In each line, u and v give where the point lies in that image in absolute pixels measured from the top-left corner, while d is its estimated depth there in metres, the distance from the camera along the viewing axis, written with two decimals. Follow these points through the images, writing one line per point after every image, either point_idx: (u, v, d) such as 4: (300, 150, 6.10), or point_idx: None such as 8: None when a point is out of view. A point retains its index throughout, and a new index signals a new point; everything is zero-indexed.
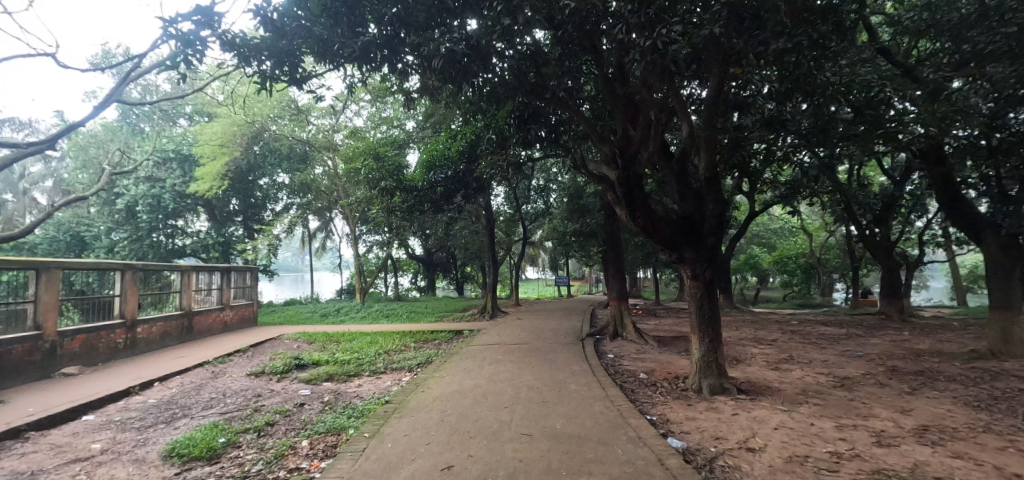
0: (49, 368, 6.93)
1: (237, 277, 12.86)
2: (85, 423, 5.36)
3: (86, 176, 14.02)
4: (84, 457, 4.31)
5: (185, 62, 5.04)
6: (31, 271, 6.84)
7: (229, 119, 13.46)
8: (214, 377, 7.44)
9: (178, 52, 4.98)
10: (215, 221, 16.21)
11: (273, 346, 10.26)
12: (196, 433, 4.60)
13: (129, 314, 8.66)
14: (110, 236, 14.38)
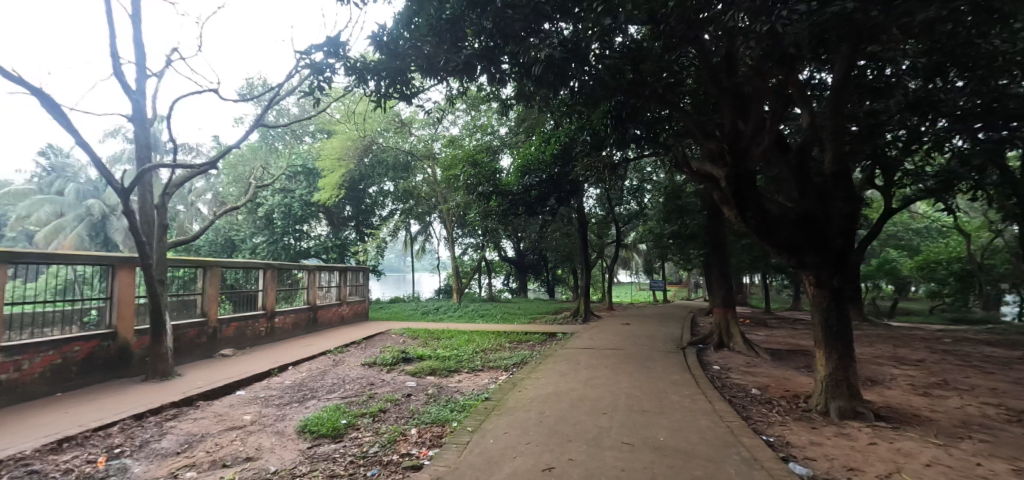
0: (211, 349, 8.24)
1: (352, 276, 14.19)
2: (238, 396, 6.28)
3: (236, 189, 16.46)
4: (238, 426, 5.05)
5: (316, 89, 5.72)
6: (199, 268, 8.23)
7: (345, 134, 14.87)
8: (335, 365, 8.27)
9: (311, 79, 5.64)
10: (334, 226, 18.02)
11: (382, 340, 11.11)
12: (323, 413, 5.17)
13: (269, 306, 9.97)
14: (253, 240, 16.66)
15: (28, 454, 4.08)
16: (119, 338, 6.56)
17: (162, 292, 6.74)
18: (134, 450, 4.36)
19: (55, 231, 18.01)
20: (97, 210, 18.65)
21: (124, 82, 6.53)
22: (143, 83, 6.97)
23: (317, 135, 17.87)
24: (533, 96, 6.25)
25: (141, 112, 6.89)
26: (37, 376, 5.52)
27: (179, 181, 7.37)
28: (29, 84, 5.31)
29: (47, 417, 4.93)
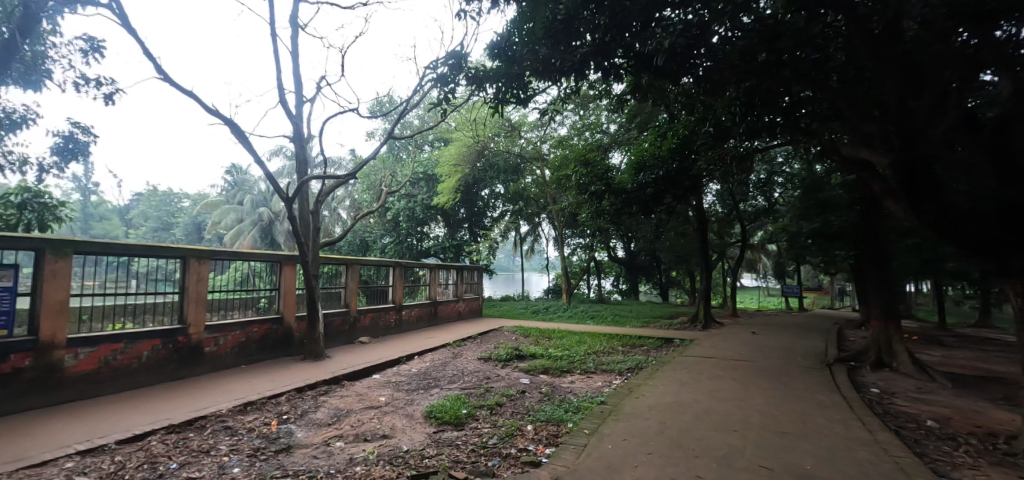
0: (351, 336, 9.29)
1: (468, 274, 14.95)
2: (374, 379, 6.99)
3: (369, 195, 18.35)
4: (375, 406, 5.61)
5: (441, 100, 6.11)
6: (342, 266, 9.30)
7: (461, 141, 15.63)
8: (455, 357, 8.77)
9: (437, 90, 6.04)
10: (450, 227, 19.07)
11: (496, 337, 11.51)
12: (446, 402, 5.51)
13: (398, 300, 10.92)
14: (382, 240, 18.41)
15: (224, 412, 5.02)
16: (284, 322, 7.71)
17: (316, 285, 7.78)
18: (296, 418, 5.09)
19: (237, 233, 21.95)
20: (265, 216, 22.17)
21: (287, 108, 7.66)
22: (301, 107, 8.11)
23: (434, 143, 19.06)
24: (651, 89, 5.98)
25: (299, 132, 8.03)
26: (229, 350, 6.76)
27: (328, 190, 8.44)
28: (222, 115, 6.51)
29: (236, 384, 6.00)
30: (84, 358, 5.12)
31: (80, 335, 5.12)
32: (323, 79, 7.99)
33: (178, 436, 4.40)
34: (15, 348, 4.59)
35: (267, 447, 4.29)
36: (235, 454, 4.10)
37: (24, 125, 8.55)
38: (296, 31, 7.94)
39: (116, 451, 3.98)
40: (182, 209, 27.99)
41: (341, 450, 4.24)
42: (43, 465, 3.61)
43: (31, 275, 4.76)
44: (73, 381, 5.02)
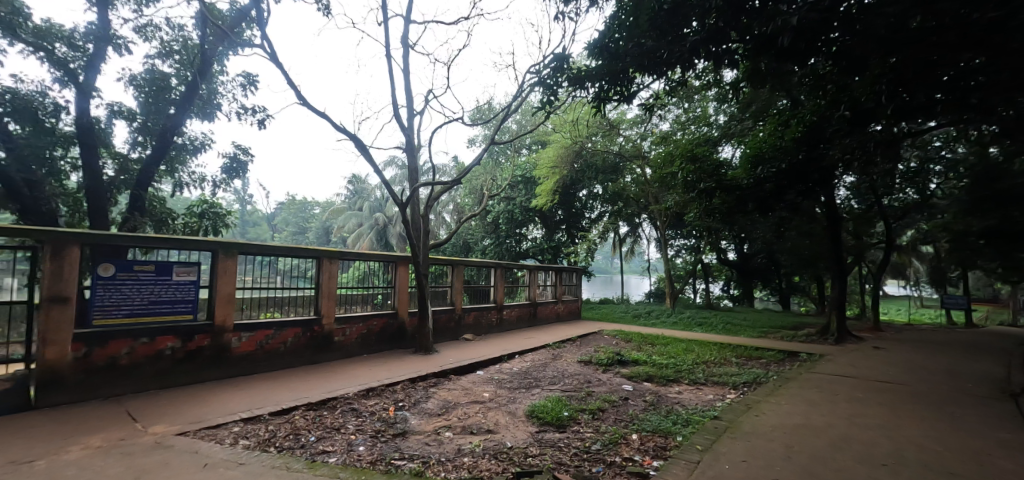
0: (456, 333, 9.77)
1: (567, 276, 14.88)
2: (478, 375, 7.26)
3: (471, 199, 19.13)
4: (480, 401, 5.84)
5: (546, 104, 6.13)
6: (448, 266, 9.83)
7: (559, 142, 15.15)
8: (555, 359, 8.78)
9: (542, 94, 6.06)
10: (547, 229, 18.52)
11: (596, 340, 11.29)
12: (548, 402, 5.54)
13: (499, 300, 11.23)
14: (483, 242, 19.04)
15: (350, 395, 5.59)
16: (400, 317, 8.35)
17: (427, 283, 8.30)
18: (410, 406, 5.48)
19: (359, 236, 24.36)
20: (381, 220, 24.22)
21: (400, 121, 8.30)
22: (412, 120, 8.73)
23: (533, 146, 18.91)
24: (771, 75, 5.45)
25: (410, 142, 8.65)
26: (354, 340, 7.50)
27: (436, 196, 8.96)
28: (347, 130, 7.23)
29: (360, 371, 6.64)
30: (245, 341, 6.04)
31: (242, 321, 6.06)
32: (430, 92, 8.50)
33: (315, 413, 4.99)
34: (197, 329, 5.57)
35: (386, 430, 4.68)
36: (360, 433, 4.54)
37: (203, 149, 10.34)
38: (406, 50, 8.55)
39: (269, 421, 4.63)
40: (313, 215, 31.68)
41: (450, 440, 4.46)
42: (218, 427, 4.32)
43: (208, 269, 5.72)
44: (237, 360, 5.94)
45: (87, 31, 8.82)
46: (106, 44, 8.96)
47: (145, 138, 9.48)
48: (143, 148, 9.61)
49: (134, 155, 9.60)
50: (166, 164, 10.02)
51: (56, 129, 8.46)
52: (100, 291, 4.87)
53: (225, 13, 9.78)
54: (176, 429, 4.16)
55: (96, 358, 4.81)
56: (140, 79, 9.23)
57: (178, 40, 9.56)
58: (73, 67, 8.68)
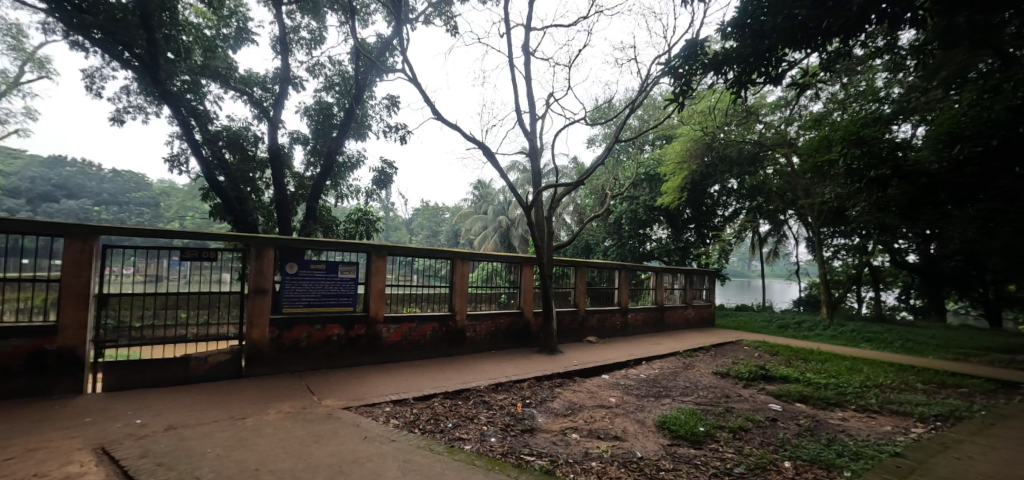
0: (579, 335, 9.74)
1: (698, 279, 13.80)
2: (603, 379, 7.13)
3: (592, 199, 18.83)
4: (606, 406, 5.73)
5: (682, 94, 5.63)
6: (571, 267, 9.82)
7: (688, 135, 14.12)
8: (686, 368, 8.23)
9: (675, 84, 5.60)
10: (674, 229, 17.32)
11: (733, 351, 10.29)
12: (681, 415, 5.20)
13: (623, 303, 10.89)
14: (605, 243, 18.59)
15: (481, 389, 5.90)
16: (525, 316, 8.56)
17: (551, 285, 8.39)
18: (536, 404, 5.60)
19: (484, 238, 25.64)
20: (504, 222, 25.15)
21: (523, 126, 8.54)
22: (534, 125, 8.94)
23: (657, 141, 17.88)
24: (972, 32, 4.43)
25: (533, 147, 8.87)
26: (483, 336, 7.91)
27: (559, 197, 9.00)
28: (474, 139, 7.66)
29: (489, 366, 6.99)
30: (393, 332, 6.76)
31: (390, 314, 6.78)
32: (551, 96, 8.60)
33: (451, 402, 5.38)
34: (356, 319, 6.38)
35: (515, 425, 4.84)
36: (491, 425, 4.76)
37: (359, 166, 11.88)
38: (527, 57, 8.79)
39: (413, 405, 5.12)
40: (444, 219, 34.23)
41: (577, 442, 4.45)
42: (373, 405, 4.91)
43: (364, 267, 6.51)
44: (386, 347, 6.68)
45: (274, 75, 10.75)
46: (287, 84, 10.81)
47: (315, 159, 11.22)
48: (314, 167, 11.39)
49: (308, 174, 11.43)
50: (331, 180, 11.73)
51: (255, 156, 10.46)
52: (287, 284, 5.88)
53: (374, 45, 11.10)
54: (341, 403, 4.82)
55: (284, 340, 5.80)
56: (311, 110, 10.94)
57: (338, 74, 11.10)
58: (265, 105, 10.64)
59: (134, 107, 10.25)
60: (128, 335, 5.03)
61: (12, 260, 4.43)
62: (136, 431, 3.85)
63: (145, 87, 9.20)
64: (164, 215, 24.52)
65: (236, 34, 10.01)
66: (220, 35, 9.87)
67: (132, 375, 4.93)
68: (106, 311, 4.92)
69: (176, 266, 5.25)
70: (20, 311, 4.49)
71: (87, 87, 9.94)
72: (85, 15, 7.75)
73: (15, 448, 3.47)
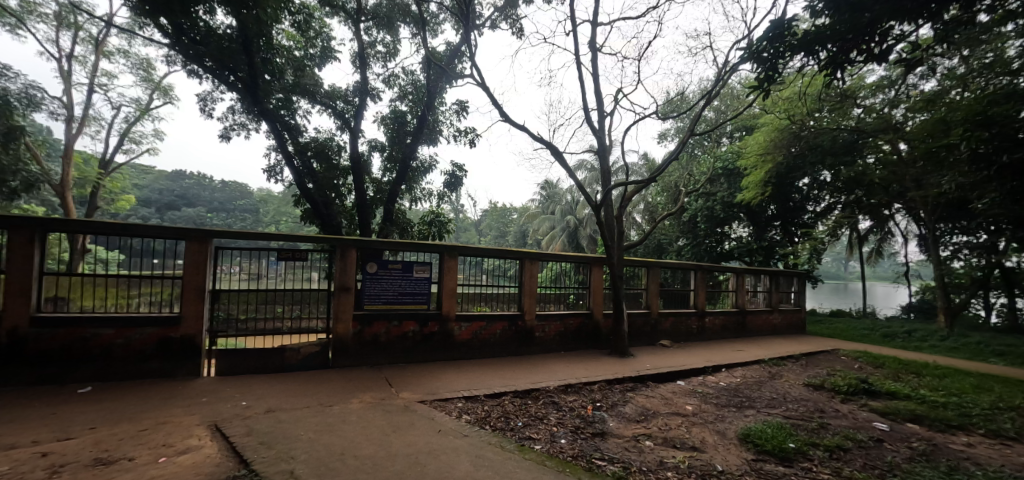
0: (652, 338, 9.38)
1: (785, 282, 12.74)
2: (679, 386, 6.79)
3: (664, 197, 18.06)
4: (682, 414, 5.44)
5: (766, 81, 5.18)
6: (643, 268, 9.47)
7: (771, 124, 13.05)
8: (773, 378, 7.61)
9: (759, 71, 5.16)
10: (757, 227, 16.16)
11: (827, 361, 9.37)
12: (768, 428, 4.81)
13: (701, 306, 10.31)
14: (678, 243, 17.76)
15: (551, 389, 5.85)
16: (595, 317, 8.35)
17: (622, 285, 8.13)
18: (607, 408, 5.45)
19: (552, 238, 25.48)
20: (572, 222, 24.91)
21: (591, 124, 8.38)
22: (602, 122, 8.74)
23: (736, 134, 16.78)
24: None
25: (602, 145, 8.67)
26: (553, 336, 7.85)
27: (630, 195, 8.71)
28: (542, 139, 7.63)
29: (559, 366, 6.93)
30: (464, 330, 6.90)
31: (462, 313, 6.93)
32: (619, 91, 8.34)
33: (521, 401, 5.39)
34: (430, 317, 6.60)
35: (586, 427, 4.74)
36: (562, 427, 4.70)
37: (431, 170, 12.31)
38: (594, 54, 8.61)
39: (484, 402, 5.19)
40: (512, 219, 34.64)
41: (651, 450, 4.26)
42: (447, 401, 5.03)
43: (437, 267, 6.72)
44: (458, 345, 6.85)
45: (355, 88, 11.47)
46: (366, 96, 11.47)
47: (391, 165, 11.85)
48: (390, 172, 12.00)
49: (385, 179, 12.06)
50: (406, 184, 12.28)
51: (339, 164, 11.21)
52: (368, 283, 6.22)
53: (443, 53, 11.45)
54: (417, 396, 5.00)
55: (365, 335, 6.14)
56: (387, 118, 11.53)
57: (410, 83, 11.58)
58: (347, 116, 11.37)
59: (238, 125, 11.38)
60: (235, 326, 5.58)
61: (146, 260, 5.12)
62: (242, 412, 4.25)
63: (247, 106, 10.22)
64: (261, 220, 26.97)
65: (320, 52, 10.79)
66: (308, 55, 10.69)
67: (238, 362, 5.46)
68: (217, 304, 5.49)
69: (274, 265, 5.74)
70: (153, 304, 5.17)
71: (202, 109, 11.19)
72: (198, 45, 8.70)
73: (147, 421, 3.96)
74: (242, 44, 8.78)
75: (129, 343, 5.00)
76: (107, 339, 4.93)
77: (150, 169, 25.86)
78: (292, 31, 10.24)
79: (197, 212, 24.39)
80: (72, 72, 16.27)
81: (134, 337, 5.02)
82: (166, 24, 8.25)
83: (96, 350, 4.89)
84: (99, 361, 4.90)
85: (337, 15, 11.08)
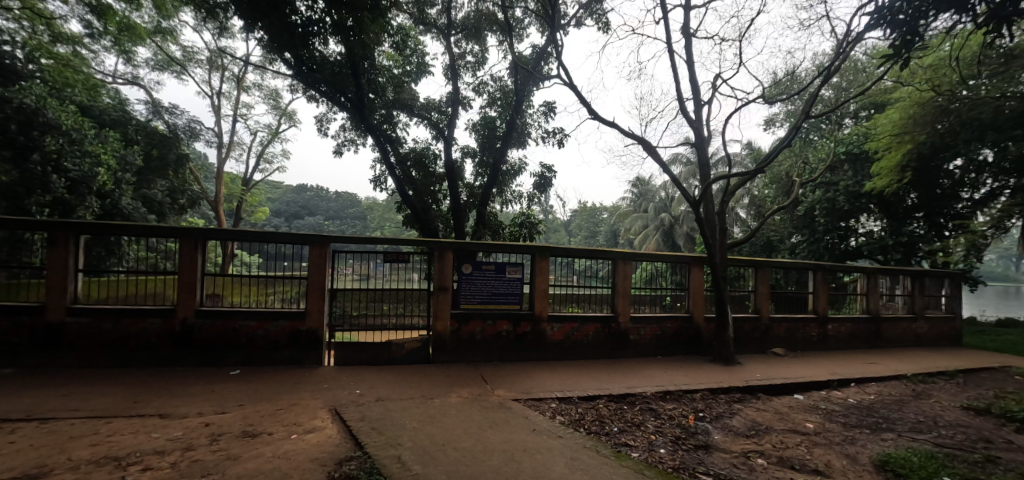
0: (763, 345, 8.57)
1: (934, 283, 10.87)
2: (797, 400, 6.10)
3: (772, 190, 16.47)
4: (802, 432, 4.86)
5: (901, 50, 4.42)
6: (751, 268, 8.71)
7: (907, 100, 11.26)
8: (917, 398, 6.52)
9: (893, 39, 4.41)
10: (892, 220, 14.05)
11: (994, 381, 7.80)
12: (912, 456, 4.11)
13: (822, 311, 9.18)
14: (792, 239, 16.09)
15: (649, 396, 5.57)
16: (696, 321, 7.82)
17: (726, 287, 7.52)
18: (712, 419, 5.06)
19: (646, 236, 24.49)
20: (667, 220, 23.69)
21: (687, 115, 7.89)
22: (699, 111, 8.17)
23: (861, 113, 14.73)
24: None
25: (700, 137, 8.12)
26: (649, 340, 7.49)
27: (732, 189, 8.00)
28: (633, 134, 7.33)
29: (658, 371, 6.60)
30: (556, 330, 6.85)
31: (555, 313, 6.89)
32: (718, 77, 7.73)
33: (616, 405, 5.20)
34: (523, 317, 6.65)
35: (687, 439, 4.43)
36: (660, 435, 4.44)
37: (520, 172, 12.46)
38: (688, 40, 8.10)
39: (578, 404, 5.09)
40: (603, 219, 33.92)
41: (764, 469, 3.86)
42: (541, 400, 5.03)
43: (529, 268, 6.75)
44: (551, 345, 6.82)
45: (448, 98, 11.98)
46: (458, 105, 11.94)
47: (483, 169, 12.19)
48: (482, 177, 12.36)
49: (477, 183, 12.43)
50: (497, 187, 12.57)
51: (435, 171, 11.78)
52: (463, 283, 6.44)
53: (530, 57, 11.54)
54: (511, 395, 5.06)
55: (462, 333, 6.36)
56: (477, 125, 11.90)
57: (499, 89, 11.82)
58: (441, 125, 11.91)
59: (349, 141, 12.44)
60: (349, 321, 6.11)
61: (279, 263, 5.80)
62: (357, 399, 4.61)
63: (355, 123, 11.14)
64: (368, 225, 29.33)
65: (416, 68, 11.40)
66: (406, 72, 11.36)
67: (353, 354, 5.93)
68: (335, 301, 6.02)
69: (380, 267, 6.15)
70: (285, 301, 5.84)
71: (319, 129, 12.43)
72: (314, 73, 9.63)
73: (281, 402, 4.46)
74: (351, 68, 9.60)
75: (268, 334, 5.68)
76: (251, 330, 5.64)
77: (279, 184, 29.42)
78: (391, 51, 11.00)
79: (316, 221, 27.23)
80: (220, 106, 19.10)
81: (272, 328, 5.69)
82: (289, 58, 9.26)
83: (242, 339, 5.62)
84: (244, 349, 5.63)
85: (430, 31, 11.69)
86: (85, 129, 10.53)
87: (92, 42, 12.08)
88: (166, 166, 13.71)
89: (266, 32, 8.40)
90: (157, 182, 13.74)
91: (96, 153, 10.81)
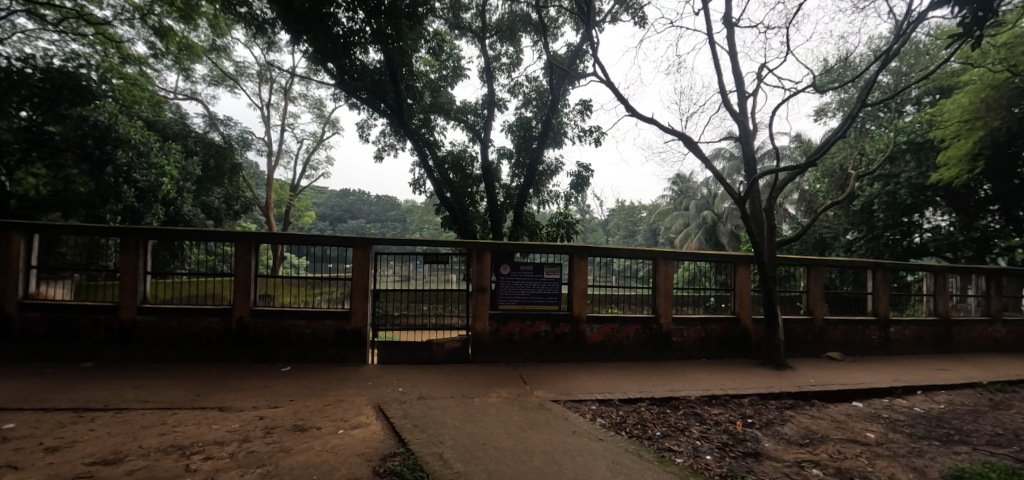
0: (817, 348, 8.13)
1: (1013, 283, 9.95)
2: (855, 408, 5.75)
3: (824, 184, 15.67)
4: (862, 441, 4.58)
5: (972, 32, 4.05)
6: (803, 267, 8.29)
7: (973, 84, 10.44)
8: (995, 408, 6.00)
9: (964, 18, 4.06)
10: (961, 214, 13.04)
11: None
12: (988, 471, 3.79)
13: (883, 313, 8.62)
14: (848, 236, 15.27)
15: (693, 400, 5.40)
16: (743, 322, 7.51)
17: (775, 287, 7.20)
18: (762, 425, 4.84)
19: (689, 235, 23.83)
20: (709, 218, 22.95)
21: (729, 108, 7.61)
22: (743, 104, 7.86)
23: (924, 100, 13.76)
24: None
25: (744, 131, 7.80)
26: (692, 342, 7.27)
27: (781, 184, 7.62)
28: (672, 130, 7.14)
29: (703, 374, 6.39)
30: (596, 331, 6.76)
31: (594, 314, 6.81)
32: (762, 67, 7.40)
33: (659, 409, 5.08)
34: (562, 317, 6.61)
35: (735, 446, 4.26)
36: (706, 441, 4.30)
37: (558, 172, 12.41)
38: (730, 30, 7.80)
39: (619, 407, 5.00)
40: (641, 218, 33.32)
41: None
42: (581, 402, 4.97)
43: (567, 268, 6.70)
44: (591, 347, 6.74)
45: (483, 101, 12.08)
46: (494, 107, 12.01)
47: (519, 170, 12.23)
48: (519, 177, 12.39)
49: (514, 184, 12.47)
50: (534, 187, 12.54)
51: (473, 173, 11.93)
52: (501, 284, 6.47)
53: (565, 56, 11.48)
54: (551, 396, 5.04)
55: (501, 333, 6.39)
56: (513, 126, 11.96)
57: (534, 89, 11.79)
58: (477, 128, 12.01)
59: (388, 146, 12.79)
60: (391, 321, 6.26)
61: (324, 265, 5.99)
62: (400, 397, 4.72)
63: (394, 128, 11.44)
64: (408, 228, 30.04)
65: (452, 72, 11.59)
66: (441, 76, 11.56)
67: (395, 353, 6.06)
68: (378, 302, 6.20)
69: (420, 268, 6.26)
70: (331, 301, 6.07)
71: (360, 135, 12.85)
72: (355, 82, 9.93)
73: (329, 398, 4.63)
74: (390, 75, 9.85)
75: (316, 333, 5.92)
76: (300, 328, 5.89)
77: (323, 190, 30.60)
78: (428, 57, 11.21)
79: (359, 224, 28.15)
80: (270, 117, 20.11)
81: (319, 327, 5.92)
82: (332, 68, 9.59)
83: (293, 337, 5.87)
84: (294, 347, 5.89)
85: (465, 35, 11.82)
86: (151, 143, 11.33)
87: (156, 62, 12.98)
88: (222, 175, 14.59)
89: (311, 45, 8.79)
90: (214, 190, 14.56)
91: (160, 165, 11.46)
